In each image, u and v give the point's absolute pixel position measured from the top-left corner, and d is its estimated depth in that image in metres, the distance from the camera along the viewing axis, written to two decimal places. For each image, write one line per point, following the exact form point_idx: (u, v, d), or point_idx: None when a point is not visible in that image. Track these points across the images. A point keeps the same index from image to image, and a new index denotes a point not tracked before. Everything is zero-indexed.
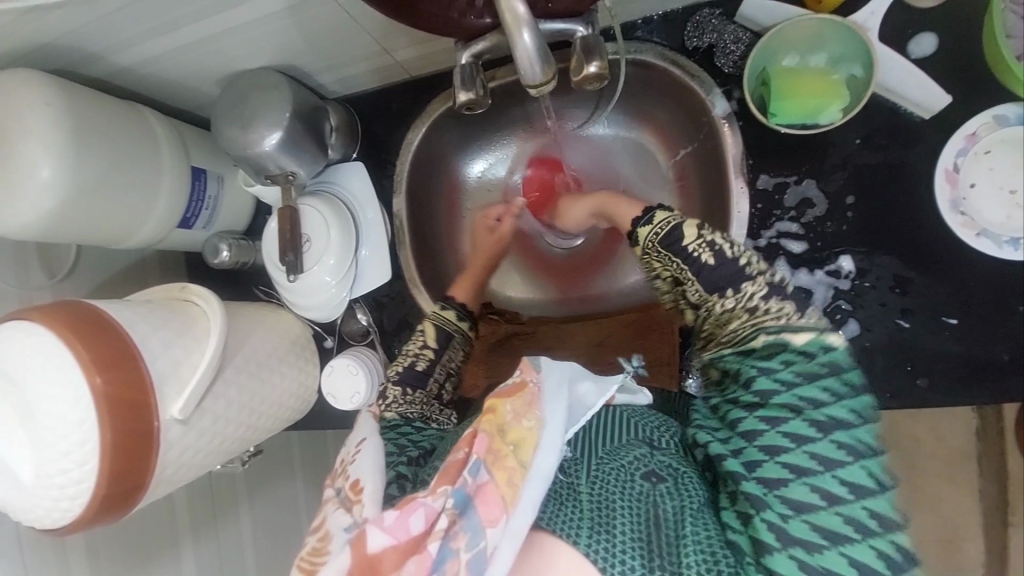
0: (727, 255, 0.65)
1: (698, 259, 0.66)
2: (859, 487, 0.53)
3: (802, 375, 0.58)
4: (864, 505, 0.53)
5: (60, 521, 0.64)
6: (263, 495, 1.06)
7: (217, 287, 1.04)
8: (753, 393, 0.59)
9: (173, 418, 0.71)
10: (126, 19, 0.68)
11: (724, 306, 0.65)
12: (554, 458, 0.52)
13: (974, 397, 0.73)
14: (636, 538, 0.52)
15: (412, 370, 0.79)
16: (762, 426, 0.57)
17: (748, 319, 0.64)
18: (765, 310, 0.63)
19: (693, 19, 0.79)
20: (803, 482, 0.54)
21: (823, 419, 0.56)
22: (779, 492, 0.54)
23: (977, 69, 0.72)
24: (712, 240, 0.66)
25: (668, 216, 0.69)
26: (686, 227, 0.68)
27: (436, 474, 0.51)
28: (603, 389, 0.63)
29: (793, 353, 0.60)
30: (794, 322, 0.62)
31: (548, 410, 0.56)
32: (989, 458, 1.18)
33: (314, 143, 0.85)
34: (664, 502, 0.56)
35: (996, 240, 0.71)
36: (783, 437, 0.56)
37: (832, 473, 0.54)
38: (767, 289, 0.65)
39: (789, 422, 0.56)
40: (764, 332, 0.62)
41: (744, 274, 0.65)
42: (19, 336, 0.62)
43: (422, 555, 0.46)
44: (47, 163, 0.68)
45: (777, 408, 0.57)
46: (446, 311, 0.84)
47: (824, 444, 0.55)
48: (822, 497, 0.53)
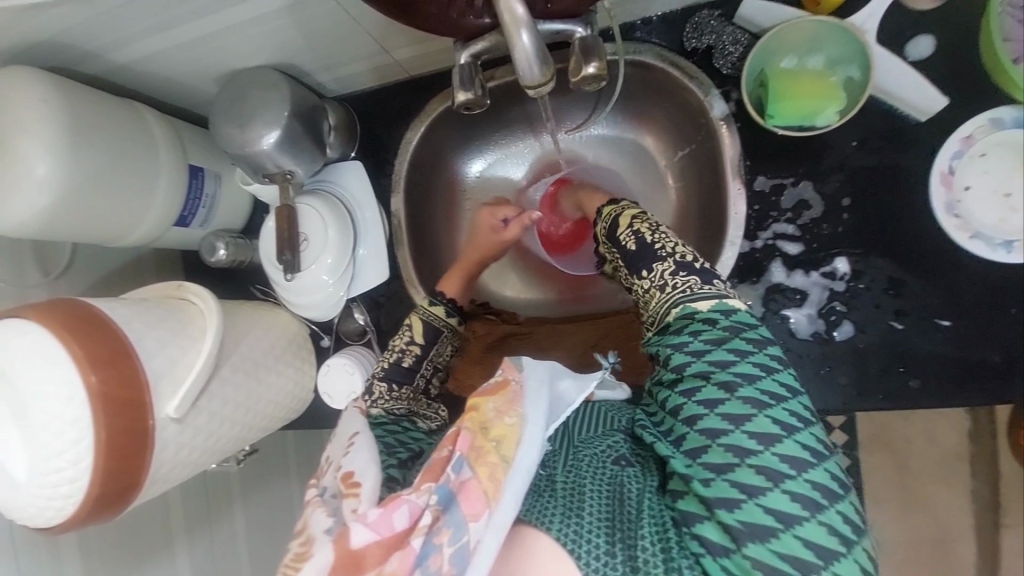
0: (645, 240, 0.69)
1: (624, 246, 0.71)
2: (767, 437, 0.53)
3: (709, 343, 0.59)
4: (774, 452, 0.53)
5: (53, 520, 0.64)
6: (258, 495, 1.06)
7: (213, 285, 1.03)
8: (670, 369, 0.60)
9: (168, 417, 0.71)
10: (125, 16, 0.67)
11: (644, 287, 0.68)
12: (536, 454, 0.52)
13: (969, 399, 0.73)
14: (603, 518, 0.52)
15: (398, 366, 0.80)
16: (682, 399, 0.58)
17: (660, 297, 0.66)
18: (674, 284, 0.66)
19: (692, 20, 0.80)
20: (719, 444, 0.54)
21: (731, 380, 0.56)
22: (701, 460, 0.54)
23: (973, 73, 0.72)
24: (637, 229, 0.71)
25: (616, 209, 0.76)
26: (625, 217, 0.73)
27: (420, 471, 0.51)
28: (582, 386, 0.63)
29: (698, 323, 0.61)
30: (697, 291, 0.64)
31: (531, 407, 0.55)
32: (982, 461, 1.19)
33: (311, 141, 0.85)
34: (630, 483, 0.57)
35: (989, 243, 0.72)
36: (699, 406, 0.56)
37: (741, 428, 0.54)
38: (676, 266, 0.66)
39: (704, 390, 0.57)
40: (678, 304, 0.64)
41: (656, 254, 0.68)
42: (12, 334, 0.62)
43: (405, 551, 0.45)
44: (42, 161, 0.68)
45: (693, 379, 0.58)
46: (434, 306, 0.83)
47: (734, 404, 0.55)
48: (738, 454, 0.53)
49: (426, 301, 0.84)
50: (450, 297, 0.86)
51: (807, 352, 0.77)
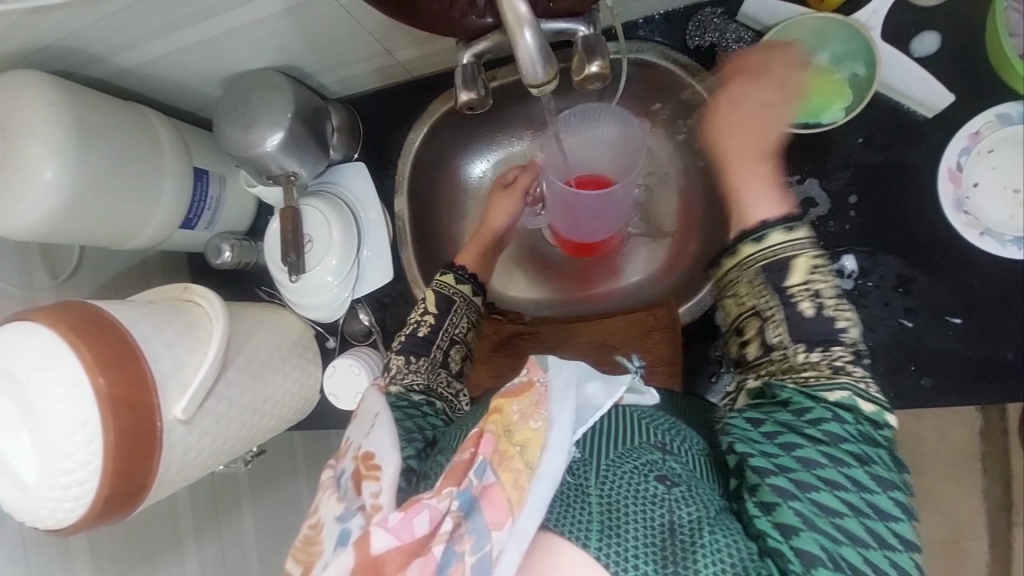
0: (828, 313, 0.62)
1: (796, 305, 0.63)
2: (908, 540, 0.53)
3: (867, 436, 0.58)
4: (910, 555, 0.53)
5: (63, 521, 0.64)
6: (265, 495, 1.06)
7: (219, 286, 1.04)
8: (822, 429, 0.57)
9: (176, 418, 0.71)
10: (128, 20, 0.68)
11: (803, 358, 0.62)
12: (562, 460, 0.51)
13: (980, 398, 0.72)
14: (649, 546, 0.50)
15: (415, 338, 0.79)
16: (825, 460, 0.56)
17: (825, 376, 0.61)
18: (846, 367, 0.61)
19: (694, 18, 0.79)
20: (858, 520, 0.53)
21: (883, 474, 0.56)
22: (834, 521, 0.53)
23: (981, 68, 0.71)
24: (818, 287, 0.63)
25: (784, 239, 0.64)
26: (799, 261, 0.63)
27: (441, 474, 0.51)
28: (611, 390, 0.62)
29: (861, 416, 0.59)
30: (872, 389, 0.60)
31: (556, 410, 0.55)
32: (993, 458, 1.17)
33: (314, 142, 0.85)
34: (681, 509, 0.52)
35: (999, 239, 0.71)
36: (847, 479, 0.55)
37: (884, 521, 0.54)
38: (854, 355, 0.62)
39: (855, 468, 0.55)
40: (844, 389, 0.59)
41: (838, 335, 0.62)
42: (21, 337, 0.63)
43: (427, 558, 0.46)
44: (49, 165, 0.68)
45: (844, 452, 0.56)
46: (446, 276, 0.84)
47: (882, 497, 0.55)
48: (875, 539, 0.53)
49: (440, 272, 0.85)
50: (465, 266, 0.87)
51: None
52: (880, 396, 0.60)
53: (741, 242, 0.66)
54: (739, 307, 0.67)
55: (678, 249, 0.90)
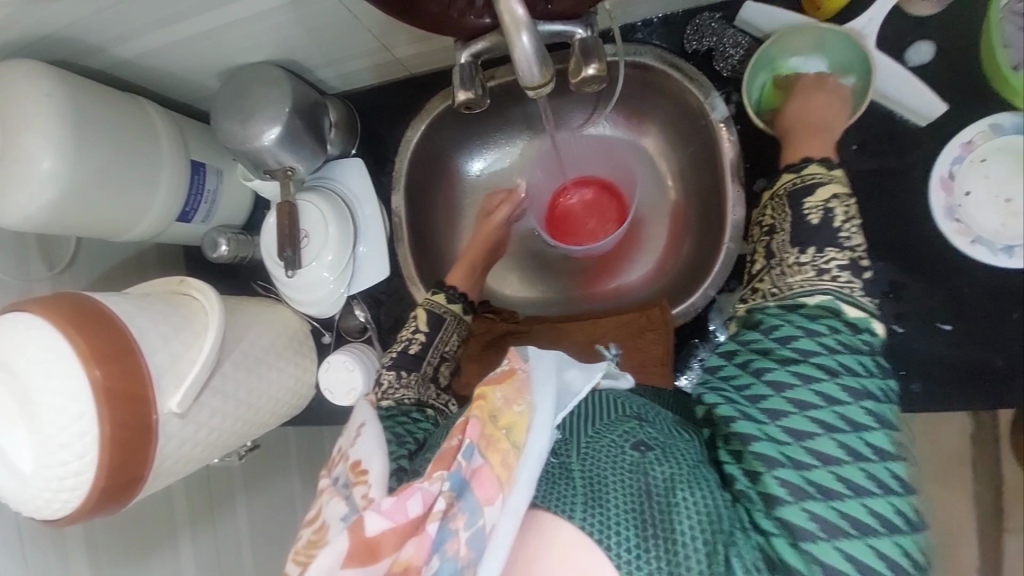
0: (837, 224, 0.63)
1: (804, 218, 0.64)
2: (882, 449, 0.53)
3: (845, 345, 0.57)
4: (887, 465, 0.52)
5: (59, 512, 0.65)
6: (260, 487, 1.07)
7: (215, 280, 1.04)
8: (790, 349, 0.58)
9: (171, 412, 0.72)
10: (127, 12, 0.68)
11: (796, 259, 0.64)
12: (547, 440, 0.53)
13: (967, 404, 0.73)
14: (630, 510, 0.49)
15: (405, 353, 0.81)
16: (793, 380, 0.56)
17: (810, 278, 0.62)
18: (834, 274, 0.62)
19: (692, 22, 0.79)
20: (830, 437, 0.53)
21: (855, 385, 0.55)
22: (803, 444, 0.53)
23: (976, 77, 0.72)
24: (833, 208, 0.63)
25: (821, 172, 0.66)
26: (823, 188, 0.64)
27: (431, 460, 0.52)
28: (589, 374, 0.63)
29: (842, 323, 0.59)
30: (857, 294, 0.61)
31: (538, 394, 0.56)
32: (983, 462, 1.19)
33: (311, 139, 0.85)
34: (655, 470, 0.53)
35: (990, 247, 0.71)
36: (814, 395, 0.55)
37: (858, 433, 0.53)
38: (849, 262, 0.62)
39: (822, 383, 0.55)
40: (825, 294, 0.61)
41: (837, 241, 0.63)
42: (18, 329, 0.63)
43: (421, 536, 0.47)
44: (47, 156, 0.69)
45: (814, 367, 0.56)
46: (438, 295, 0.86)
47: (853, 408, 0.54)
48: (850, 454, 0.52)
49: (432, 291, 0.87)
50: (456, 285, 0.88)
51: None
52: (868, 303, 0.61)
53: (783, 172, 0.68)
54: (761, 228, 0.69)
55: (675, 252, 0.91)
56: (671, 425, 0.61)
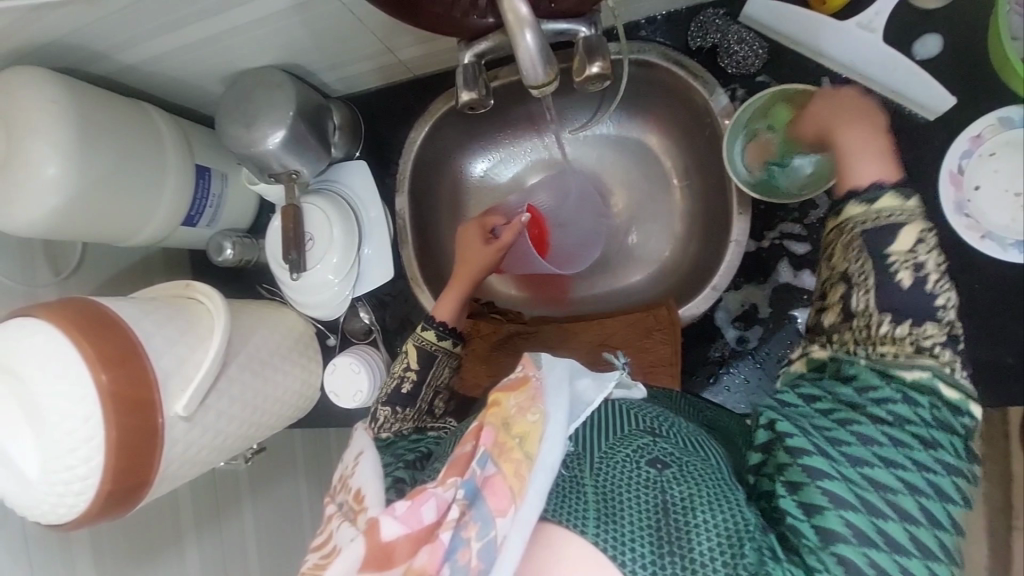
0: (928, 284, 0.52)
1: (891, 274, 0.52)
2: (955, 519, 0.49)
3: (944, 420, 0.51)
4: (956, 536, 0.49)
5: (65, 516, 0.65)
6: (265, 491, 1.07)
7: (221, 283, 1.04)
8: (883, 409, 0.51)
9: (177, 415, 0.72)
10: (131, 18, 0.68)
11: (881, 328, 0.53)
12: (559, 453, 0.52)
13: (978, 401, 0.73)
14: (643, 527, 0.49)
15: (398, 391, 0.80)
16: (878, 435, 0.50)
17: (905, 351, 0.52)
18: (931, 350, 0.52)
19: (696, 18, 0.79)
20: (909, 496, 0.49)
21: (949, 457, 0.50)
22: (880, 497, 0.49)
23: (984, 71, 0.71)
24: (923, 260, 0.52)
25: (897, 204, 0.53)
26: (908, 230, 0.53)
27: (446, 466, 0.53)
28: (602, 383, 0.63)
29: (944, 399, 0.51)
30: (957, 373, 0.52)
31: (551, 403, 0.56)
32: (993, 461, 1.17)
33: (316, 141, 0.85)
34: (673, 489, 0.52)
35: (1001, 243, 0.71)
36: (898, 452, 0.50)
37: (937, 501, 0.49)
38: (948, 337, 0.52)
39: (912, 448, 0.50)
40: (922, 368, 0.51)
41: (934, 311, 0.52)
42: (24, 334, 0.63)
43: (434, 545, 0.47)
44: (52, 161, 0.69)
45: (910, 434, 0.50)
46: (428, 331, 0.80)
47: (942, 478, 0.50)
48: (925, 517, 0.48)
49: (419, 326, 0.81)
50: (444, 320, 0.82)
51: None
52: (968, 382, 0.52)
53: (849, 202, 0.56)
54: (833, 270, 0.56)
55: (680, 251, 0.90)
56: (686, 437, 0.60)
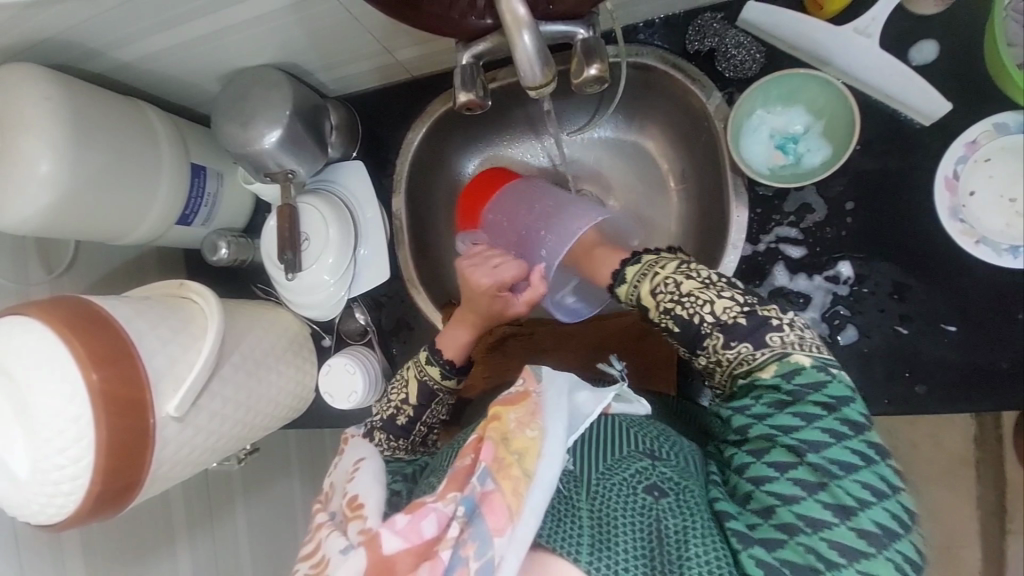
0: (686, 317, 0.68)
1: (666, 328, 0.70)
2: (844, 509, 0.56)
3: (772, 407, 0.62)
4: (850, 526, 0.55)
5: (55, 517, 0.64)
6: (258, 492, 1.06)
7: (215, 283, 1.03)
8: (736, 432, 0.63)
9: (169, 415, 0.71)
10: (127, 16, 0.68)
11: (699, 361, 0.68)
12: (557, 468, 0.54)
13: (975, 405, 0.72)
14: (639, 555, 0.53)
15: (394, 420, 0.82)
16: (749, 459, 0.61)
17: (726, 369, 0.67)
18: (727, 357, 0.66)
19: (694, 23, 0.79)
20: (790, 507, 0.57)
21: (795, 442, 0.59)
22: (772, 521, 0.57)
23: (979, 77, 0.72)
24: (672, 305, 0.69)
25: (630, 283, 0.73)
26: (648, 293, 0.71)
27: (444, 481, 0.53)
28: (600, 397, 0.64)
29: (766, 390, 0.63)
30: (757, 361, 0.64)
31: (551, 422, 0.57)
32: (986, 464, 1.18)
33: (312, 142, 0.85)
34: (669, 519, 0.55)
35: (995, 248, 0.71)
36: (769, 468, 0.59)
37: (816, 497, 0.57)
38: (730, 335, 0.65)
39: (773, 453, 0.60)
40: (776, 360, 0.63)
41: (703, 330, 0.67)
42: (16, 332, 0.63)
43: (434, 562, 0.47)
44: (45, 160, 0.68)
45: (782, 454, 0.60)
46: (431, 367, 0.81)
47: (803, 471, 0.58)
48: (810, 522, 0.56)
49: (424, 356, 0.82)
50: (450, 358, 0.81)
51: None
52: (783, 349, 0.63)
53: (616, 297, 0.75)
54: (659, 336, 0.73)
55: None
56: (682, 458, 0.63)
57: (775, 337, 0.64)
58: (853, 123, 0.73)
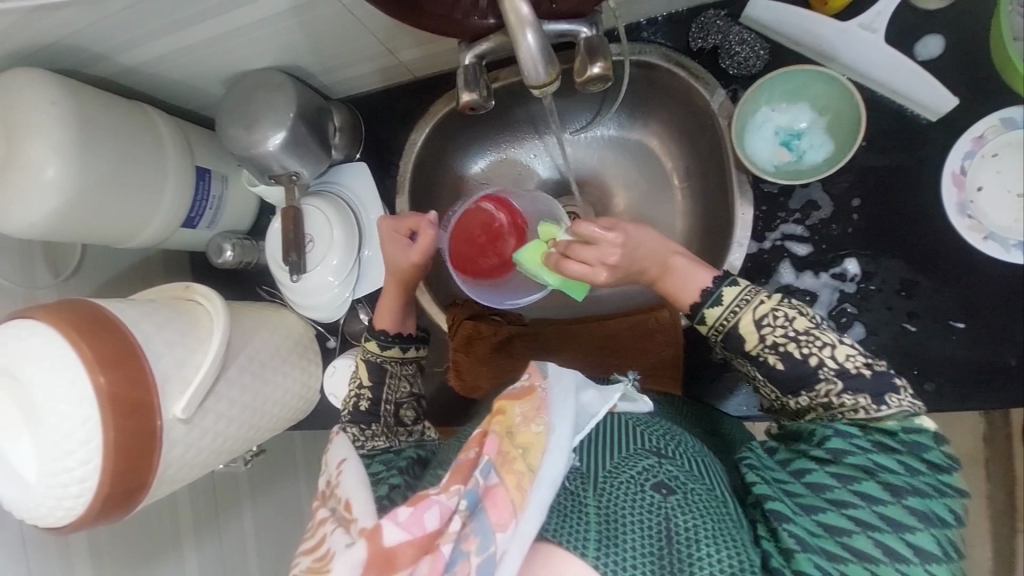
0: (796, 356, 0.62)
1: (766, 364, 0.64)
2: (925, 552, 0.54)
3: (877, 446, 0.59)
4: (927, 568, 0.53)
5: (63, 519, 0.64)
6: (264, 494, 1.06)
7: (220, 285, 1.04)
8: (823, 450, 0.59)
9: (176, 418, 0.71)
10: (131, 20, 0.68)
11: (799, 403, 0.64)
12: (561, 463, 0.53)
13: (984, 401, 0.72)
14: (647, 553, 0.52)
15: (359, 410, 0.80)
16: (830, 481, 0.58)
17: (824, 414, 0.62)
18: (840, 403, 0.61)
19: (697, 20, 0.79)
20: (867, 535, 0.55)
21: (896, 483, 0.57)
22: (840, 538, 0.55)
23: (987, 72, 0.71)
24: (775, 343, 0.63)
25: (738, 292, 0.66)
26: (745, 324, 0.65)
27: (448, 474, 0.54)
28: (606, 396, 0.64)
29: (869, 427, 0.60)
30: (872, 415, 0.60)
31: (556, 416, 0.57)
32: (996, 462, 1.17)
33: (316, 143, 0.85)
34: (677, 517, 0.54)
35: (1003, 244, 0.71)
36: (853, 494, 0.57)
37: (899, 534, 0.55)
38: (840, 381, 0.61)
39: (862, 483, 0.57)
40: (892, 414, 0.60)
41: (813, 374, 0.62)
42: (22, 335, 0.63)
43: (435, 555, 0.48)
44: (51, 163, 0.68)
45: (851, 468, 0.58)
46: (368, 343, 0.82)
47: (895, 508, 0.56)
48: (886, 553, 0.54)
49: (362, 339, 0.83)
50: (384, 329, 0.82)
51: None
52: (898, 406, 0.60)
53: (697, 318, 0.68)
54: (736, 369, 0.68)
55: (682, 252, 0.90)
56: (693, 459, 0.62)
57: (893, 396, 0.60)
58: (858, 118, 0.73)
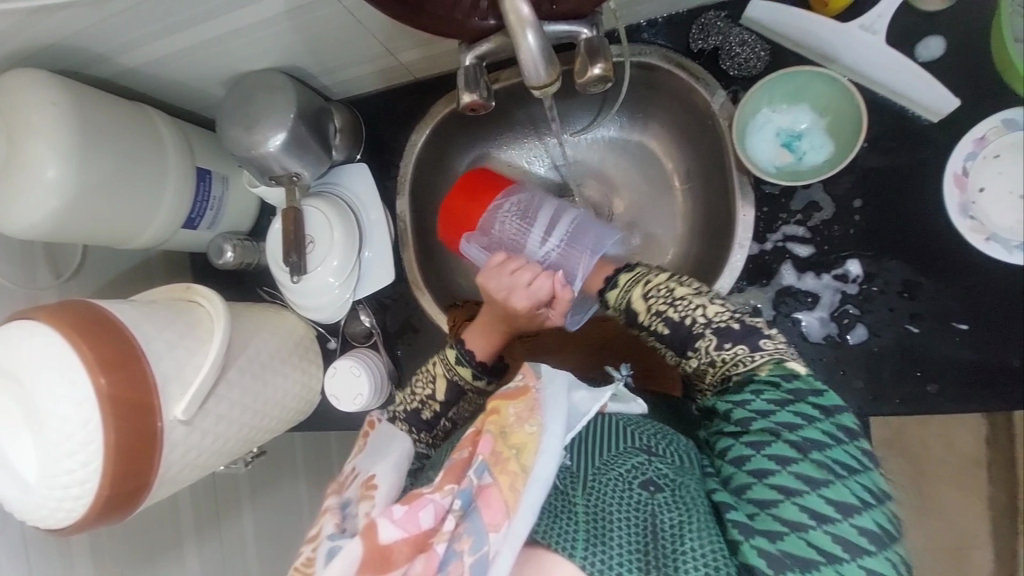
0: (675, 319, 0.69)
1: (656, 331, 0.70)
2: (842, 504, 0.54)
3: (774, 403, 0.60)
4: (852, 522, 0.53)
5: (63, 521, 0.64)
6: (264, 495, 1.06)
7: (220, 287, 1.04)
8: (734, 423, 0.62)
9: (176, 419, 0.71)
10: (131, 21, 0.68)
11: (694, 366, 0.68)
12: (553, 463, 0.53)
13: (986, 403, 0.71)
14: (632, 550, 0.52)
15: (416, 413, 0.81)
16: (749, 451, 0.60)
17: (717, 372, 0.67)
18: (721, 359, 0.66)
19: (698, 20, 0.79)
20: (792, 501, 0.55)
21: (799, 440, 0.58)
22: (771, 512, 0.55)
23: (987, 73, 0.71)
24: (660, 306, 0.70)
25: (632, 276, 0.74)
26: (637, 298, 0.72)
27: (441, 472, 0.55)
28: (597, 396, 0.64)
29: (763, 386, 0.62)
30: (749, 365, 0.64)
31: (549, 416, 0.57)
32: (998, 464, 1.16)
33: (316, 143, 0.85)
34: (663, 514, 0.54)
35: (1006, 246, 0.70)
36: (770, 461, 0.58)
37: (818, 492, 0.55)
38: (718, 338, 0.66)
39: (773, 446, 0.59)
40: (767, 361, 0.64)
41: (692, 333, 0.68)
42: (22, 337, 0.63)
43: (430, 553, 0.48)
44: (52, 164, 0.69)
45: (760, 433, 0.60)
46: (461, 366, 0.79)
47: (806, 465, 0.57)
48: (814, 517, 0.54)
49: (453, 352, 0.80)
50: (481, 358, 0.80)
51: (818, 356, 0.76)
52: (767, 357, 0.64)
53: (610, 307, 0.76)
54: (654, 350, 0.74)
55: (682, 253, 0.90)
56: (678, 454, 0.62)
57: (767, 342, 0.65)
58: (860, 119, 0.73)
